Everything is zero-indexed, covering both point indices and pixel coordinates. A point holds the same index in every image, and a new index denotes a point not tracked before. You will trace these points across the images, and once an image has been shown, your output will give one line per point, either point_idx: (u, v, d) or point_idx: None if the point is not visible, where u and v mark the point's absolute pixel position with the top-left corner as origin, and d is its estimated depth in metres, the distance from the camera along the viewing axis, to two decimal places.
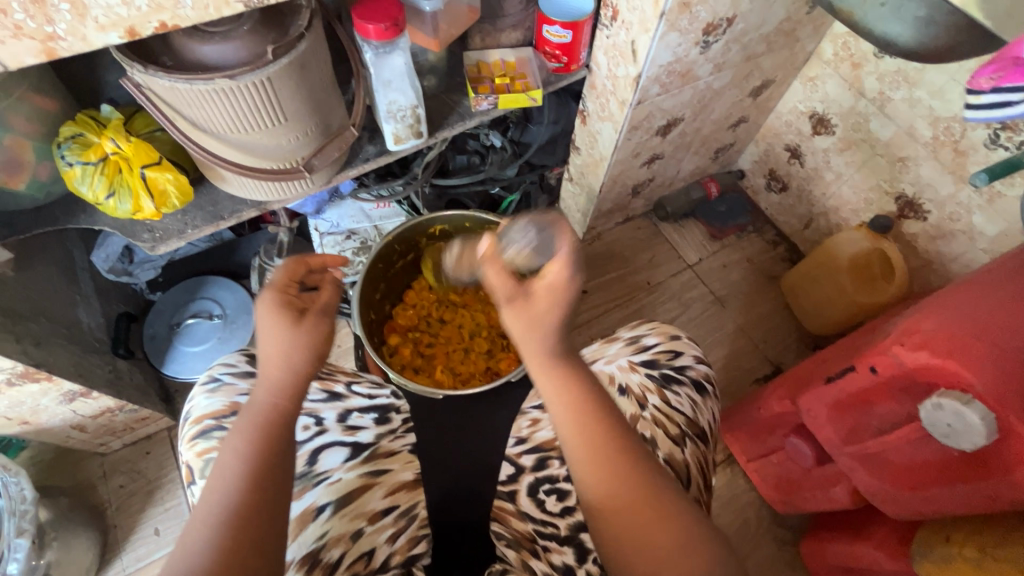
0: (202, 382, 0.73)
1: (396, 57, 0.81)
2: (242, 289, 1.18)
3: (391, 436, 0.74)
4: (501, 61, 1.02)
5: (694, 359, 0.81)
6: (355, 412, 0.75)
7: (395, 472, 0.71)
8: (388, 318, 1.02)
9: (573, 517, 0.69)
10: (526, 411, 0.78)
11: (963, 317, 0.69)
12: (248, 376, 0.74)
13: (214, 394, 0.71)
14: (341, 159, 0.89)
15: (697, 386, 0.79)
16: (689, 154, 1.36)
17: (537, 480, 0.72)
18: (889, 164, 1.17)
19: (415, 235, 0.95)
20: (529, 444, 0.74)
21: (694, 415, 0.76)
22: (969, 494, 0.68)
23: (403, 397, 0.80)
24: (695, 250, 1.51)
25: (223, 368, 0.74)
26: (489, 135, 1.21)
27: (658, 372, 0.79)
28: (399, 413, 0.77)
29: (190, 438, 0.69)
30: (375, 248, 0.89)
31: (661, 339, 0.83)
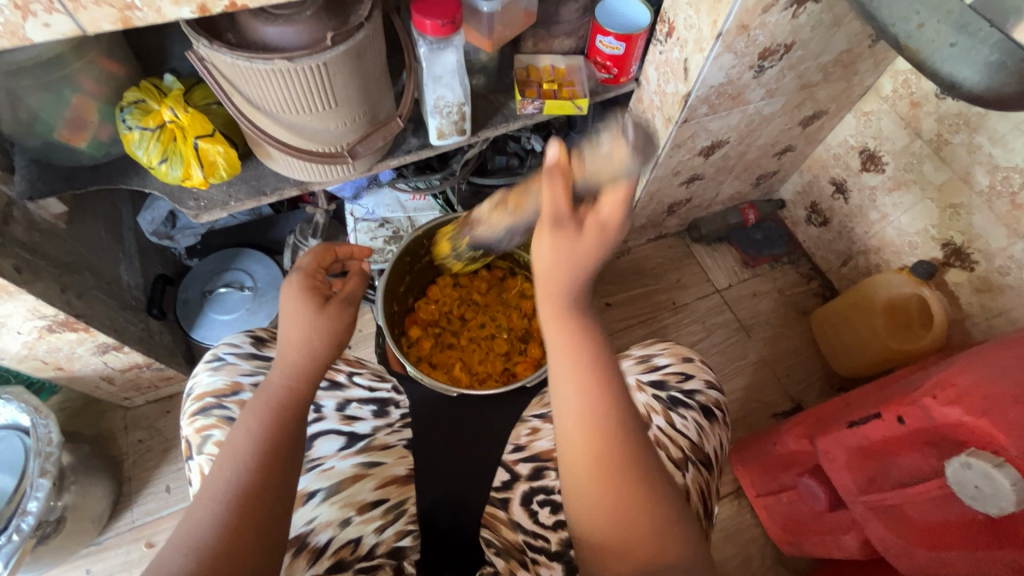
0: (206, 360, 0.75)
1: (449, 54, 0.82)
2: (275, 264, 1.21)
3: (388, 429, 0.76)
4: (551, 67, 1.02)
5: (705, 384, 0.80)
6: (354, 403, 0.77)
7: (388, 465, 0.73)
8: (410, 312, 1.03)
9: (565, 533, 0.69)
10: (527, 419, 0.79)
11: (1003, 377, 0.66)
12: (250, 358, 0.76)
13: (217, 372, 0.73)
14: (383, 149, 0.90)
15: (706, 411, 0.78)
16: (730, 178, 1.34)
17: (531, 490, 0.72)
18: (939, 209, 1.13)
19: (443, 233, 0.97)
20: (527, 453, 0.75)
21: (700, 440, 0.75)
22: (987, 562, 0.65)
23: (404, 393, 0.82)
24: (725, 275, 1.48)
25: (228, 347, 0.77)
26: (531, 139, 1.22)
27: (666, 394, 0.78)
28: (398, 408, 0.80)
29: (191, 413, 0.71)
30: (404, 243, 0.91)
31: (674, 361, 0.82)
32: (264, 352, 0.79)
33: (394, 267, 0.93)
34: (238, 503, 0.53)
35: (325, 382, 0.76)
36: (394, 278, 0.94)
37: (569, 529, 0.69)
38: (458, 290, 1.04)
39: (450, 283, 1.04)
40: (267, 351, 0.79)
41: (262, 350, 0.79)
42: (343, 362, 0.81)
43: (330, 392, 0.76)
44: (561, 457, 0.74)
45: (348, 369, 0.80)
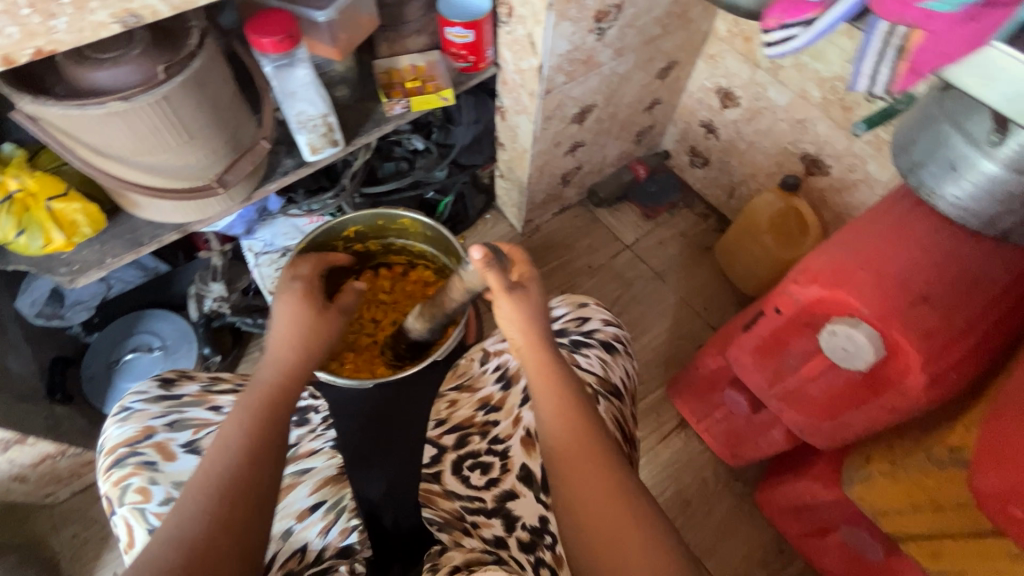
0: (113, 413, 0.73)
1: (298, 69, 0.83)
2: (181, 318, 1.17)
3: (312, 435, 0.77)
4: (411, 66, 1.05)
5: (602, 322, 0.84)
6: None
7: (319, 469, 0.73)
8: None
9: (499, 488, 0.72)
10: (444, 394, 0.82)
11: (847, 251, 0.75)
12: (160, 400, 0.74)
13: (125, 422, 0.71)
14: (257, 174, 0.90)
15: (607, 346, 0.81)
16: (612, 139, 1.42)
17: (460, 458, 0.75)
18: (790, 127, 1.25)
19: (330, 240, 0.96)
20: (449, 424, 0.78)
21: (605, 373, 0.78)
22: (872, 411, 0.74)
23: (322, 396, 0.81)
24: (632, 231, 1.56)
25: (134, 396, 0.74)
26: (412, 139, 1.24)
27: (568, 339, 0.81)
28: (319, 412, 0.79)
29: (106, 468, 0.69)
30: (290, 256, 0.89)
31: (569, 309, 0.87)
32: (175, 391, 0.76)
33: None
34: (230, 497, 0.54)
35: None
36: None
37: (502, 483, 0.73)
38: (361, 295, 1.06)
39: (353, 289, 1.06)
40: (180, 389, 0.77)
41: (173, 390, 0.76)
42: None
43: None
44: (481, 420, 0.78)
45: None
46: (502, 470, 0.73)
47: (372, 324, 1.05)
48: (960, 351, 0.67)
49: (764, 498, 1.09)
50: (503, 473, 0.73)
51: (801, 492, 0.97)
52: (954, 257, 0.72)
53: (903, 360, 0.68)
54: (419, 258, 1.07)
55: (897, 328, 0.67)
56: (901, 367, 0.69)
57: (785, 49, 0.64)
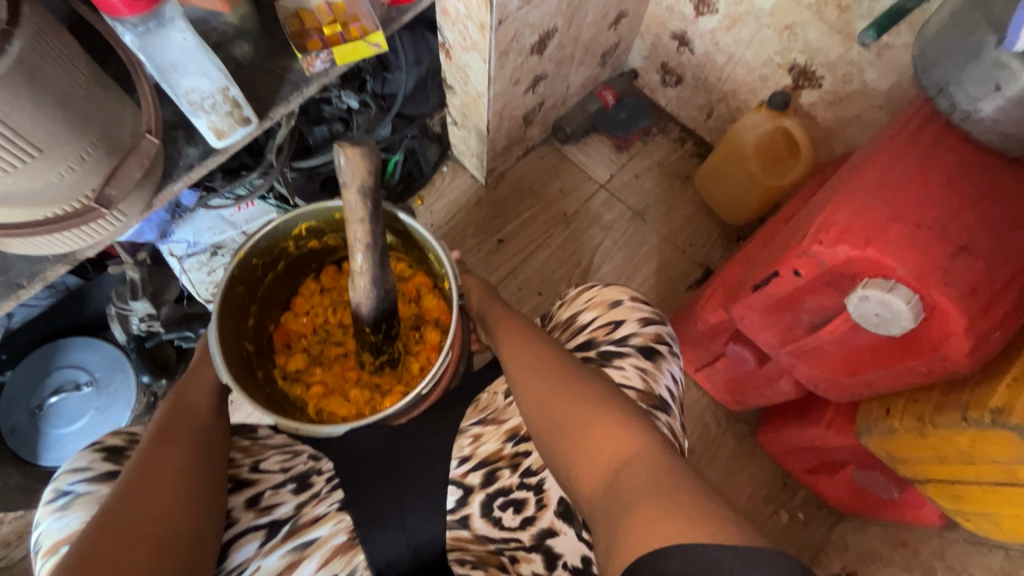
0: (48, 500, 0.59)
1: (172, 32, 0.62)
2: (108, 343, 1.01)
3: (315, 500, 0.66)
4: (326, 5, 0.82)
5: (639, 325, 0.74)
6: (270, 490, 0.66)
7: (325, 538, 0.63)
8: (279, 335, 0.86)
9: (535, 527, 0.65)
10: (466, 428, 0.71)
11: (873, 198, 0.65)
12: (109, 478, 0.60)
13: (65, 512, 0.57)
14: (154, 176, 0.70)
15: (646, 352, 0.72)
16: (575, 66, 1.24)
17: (489, 497, 0.67)
18: (777, 35, 1.09)
19: (276, 242, 0.77)
20: (474, 461, 0.68)
21: (646, 385, 0.70)
22: (900, 372, 0.68)
23: (324, 455, 0.70)
24: (605, 167, 1.42)
25: (73, 475, 0.60)
26: (342, 96, 1.01)
27: (597, 352, 0.74)
28: (322, 474, 0.68)
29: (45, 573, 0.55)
30: (227, 271, 0.71)
31: (600, 313, 0.77)
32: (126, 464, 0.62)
33: (228, 303, 0.72)
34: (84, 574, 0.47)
35: (230, 484, 0.65)
36: (236, 313, 0.75)
37: (539, 521, 0.65)
38: (327, 296, 0.89)
39: (315, 289, 0.89)
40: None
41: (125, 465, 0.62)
42: (240, 453, 0.69)
43: (236, 493, 0.65)
44: (510, 451, 0.69)
45: (251, 461, 0.68)
46: (537, 506, 0.65)
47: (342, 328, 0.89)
48: (1007, 304, 0.60)
49: (767, 441, 1.07)
50: (539, 510, 0.65)
51: (808, 438, 0.94)
52: (993, 193, 0.63)
53: (939, 322, 0.61)
54: (394, 250, 0.87)
55: (938, 289, 0.59)
56: (939, 331, 0.61)
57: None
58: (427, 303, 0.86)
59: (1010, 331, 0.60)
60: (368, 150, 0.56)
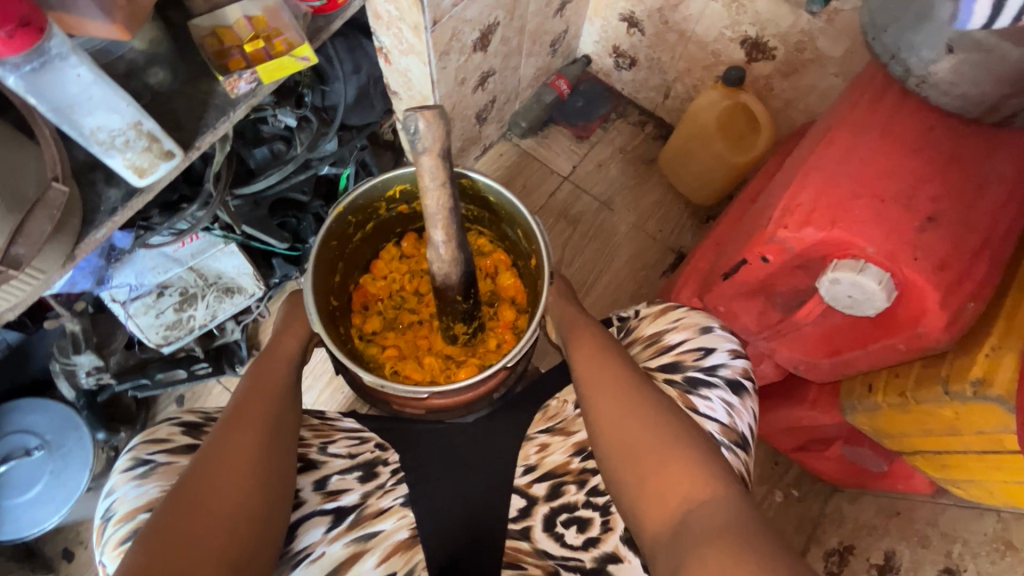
0: (125, 469, 0.56)
1: (61, 67, 0.56)
2: (58, 402, 0.94)
3: (380, 492, 0.62)
4: (245, 19, 0.76)
5: (729, 354, 0.66)
6: (336, 476, 0.62)
7: (389, 532, 0.60)
8: (355, 297, 0.73)
9: (599, 550, 0.59)
10: (532, 436, 0.67)
11: (837, 175, 0.62)
12: (189, 451, 0.59)
13: (144, 481, 0.54)
14: (71, 226, 0.65)
15: (734, 386, 0.64)
16: (523, 58, 1.19)
17: (553, 511, 0.62)
18: (725, 8, 1.06)
19: (373, 200, 0.65)
20: (540, 471, 0.64)
21: (731, 420, 0.62)
22: (880, 351, 0.66)
23: (390, 445, 0.67)
24: (567, 158, 1.38)
25: (152, 446, 0.57)
26: (279, 114, 0.94)
27: (683, 377, 0.65)
28: (387, 465, 0.65)
29: (116, 543, 0.52)
30: (323, 227, 0.60)
31: (688, 335, 0.68)
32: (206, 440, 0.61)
33: (319, 258, 0.61)
34: None
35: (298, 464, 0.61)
36: (324, 268, 0.63)
37: (602, 544, 0.59)
38: (409, 263, 0.75)
39: (397, 254, 0.75)
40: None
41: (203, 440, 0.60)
42: (308, 431, 0.66)
43: (303, 474, 0.61)
44: (578, 466, 0.64)
45: (319, 442, 0.65)
46: (604, 528, 0.60)
47: (419, 299, 0.75)
48: (981, 273, 0.58)
49: (756, 423, 1.05)
50: (605, 531, 0.59)
51: (798, 419, 0.92)
52: (958, 157, 0.61)
53: (915, 298, 0.58)
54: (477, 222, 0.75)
55: (909, 265, 0.57)
56: (914, 307, 0.59)
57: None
58: (505, 282, 0.76)
59: (984, 301, 0.59)
60: (440, 114, 0.51)
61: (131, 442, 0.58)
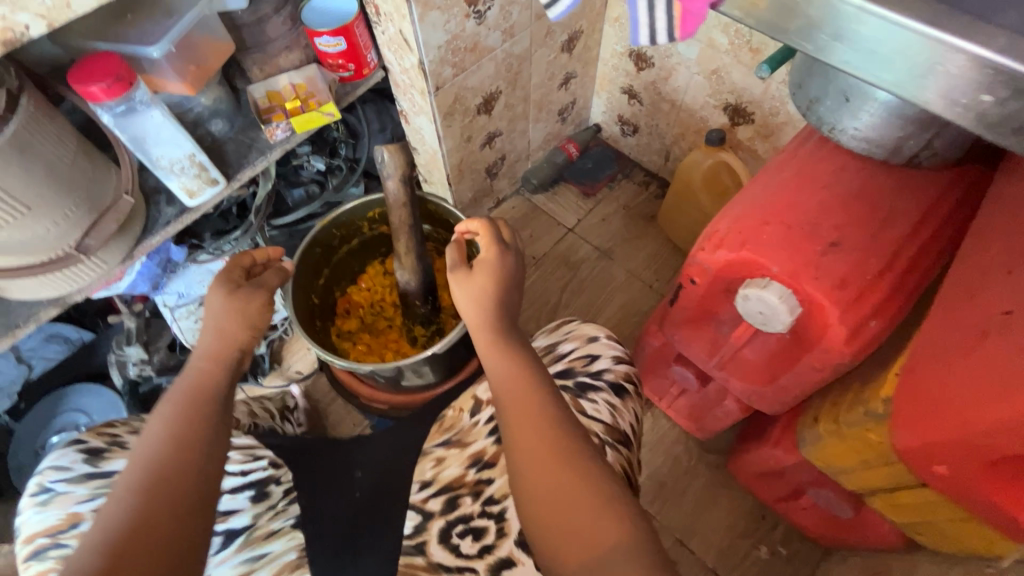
0: (31, 493, 0.58)
1: (142, 111, 0.76)
2: (108, 390, 1.12)
3: (271, 513, 0.67)
4: (290, 85, 0.99)
5: (613, 360, 0.72)
6: (227, 493, 0.66)
7: (278, 552, 0.62)
8: (339, 303, 0.85)
9: (493, 555, 0.60)
10: (430, 451, 0.72)
11: (753, 206, 0.70)
12: (88, 477, 0.58)
13: (46, 507, 0.56)
14: (132, 231, 0.84)
15: (617, 389, 0.70)
16: (531, 122, 1.36)
17: (449, 524, 0.63)
18: (707, 79, 1.19)
19: (356, 219, 0.79)
20: (435, 486, 0.67)
21: (614, 420, 0.67)
22: (806, 372, 0.69)
23: (284, 466, 0.72)
24: (573, 212, 1.50)
25: (54, 473, 0.58)
26: (312, 160, 1.16)
27: (573, 381, 0.70)
28: (279, 484, 0.70)
29: (21, 561, 0.54)
30: (309, 233, 0.73)
31: (578, 344, 0.75)
32: (103, 467, 0.60)
33: (303, 260, 0.75)
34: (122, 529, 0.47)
35: None
36: (308, 270, 0.77)
37: (498, 549, 0.60)
38: (390, 279, 0.87)
39: (381, 271, 0.87)
40: (109, 464, 0.60)
41: (102, 465, 0.60)
42: None
43: None
44: (473, 478, 0.67)
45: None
46: (497, 535, 0.62)
47: (395, 309, 0.86)
48: (881, 295, 0.62)
49: (735, 469, 1.03)
50: (500, 537, 0.61)
51: (764, 458, 0.92)
52: (863, 193, 0.67)
53: (821, 316, 0.63)
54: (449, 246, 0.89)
55: (810, 283, 0.62)
56: (821, 324, 0.63)
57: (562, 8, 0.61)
58: None
59: (888, 320, 0.62)
60: (400, 147, 0.66)
61: (41, 463, 0.60)
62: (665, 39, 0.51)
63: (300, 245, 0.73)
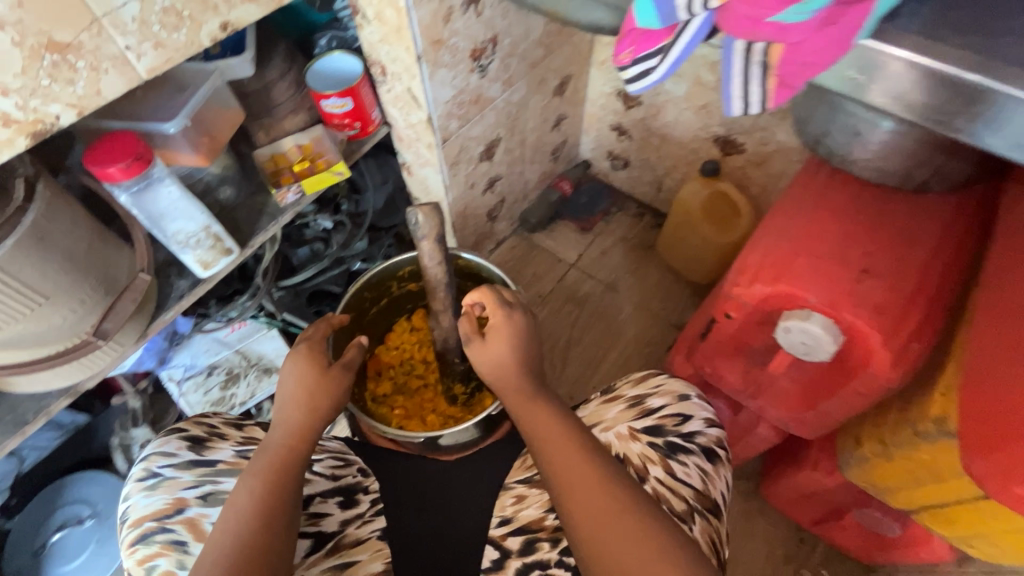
0: (139, 479, 0.63)
1: (158, 188, 0.74)
2: (111, 475, 1.04)
3: (358, 521, 0.68)
4: (296, 147, 0.97)
5: (705, 422, 0.71)
6: (318, 497, 0.67)
7: (363, 563, 0.64)
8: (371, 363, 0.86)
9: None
10: (510, 487, 0.71)
11: (779, 239, 0.72)
12: (194, 464, 0.64)
13: (153, 492, 0.61)
14: (147, 309, 0.80)
15: (709, 453, 0.69)
16: (527, 164, 1.38)
17: (526, 565, 0.64)
18: (696, 114, 1.24)
19: (385, 279, 0.82)
20: (514, 524, 0.67)
21: (705, 488, 0.67)
22: (848, 397, 0.70)
23: (372, 474, 0.73)
24: (573, 248, 1.52)
25: (162, 459, 0.64)
26: (319, 219, 1.15)
27: (664, 441, 0.70)
28: (367, 494, 0.70)
29: (129, 544, 0.59)
30: (344, 298, 0.76)
31: (668, 401, 0.73)
32: (208, 455, 0.65)
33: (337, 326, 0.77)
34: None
35: None
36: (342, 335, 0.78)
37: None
38: (418, 334, 0.89)
39: (408, 327, 0.89)
40: (213, 454, 0.66)
41: (206, 454, 0.65)
42: None
43: None
44: (552, 522, 0.66)
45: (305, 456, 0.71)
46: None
47: (426, 366, 0.87)
48: (917, 316, 0.64)
49: (770, 495, 1.02)
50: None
51: (803, 482, 0.92)
52: (882, 219, 0.70)
53: (863, 342, 0.65)
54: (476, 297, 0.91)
55: (849, 311, 0.64)
56: (864, 350, 0.65)
57: (648, 81, 0.57)
58: None
59: (927, 340, 0.64)
60: (434, 209, 0.66)
61: (145, 451, 0.65)
62: (759, 109, 0.53)
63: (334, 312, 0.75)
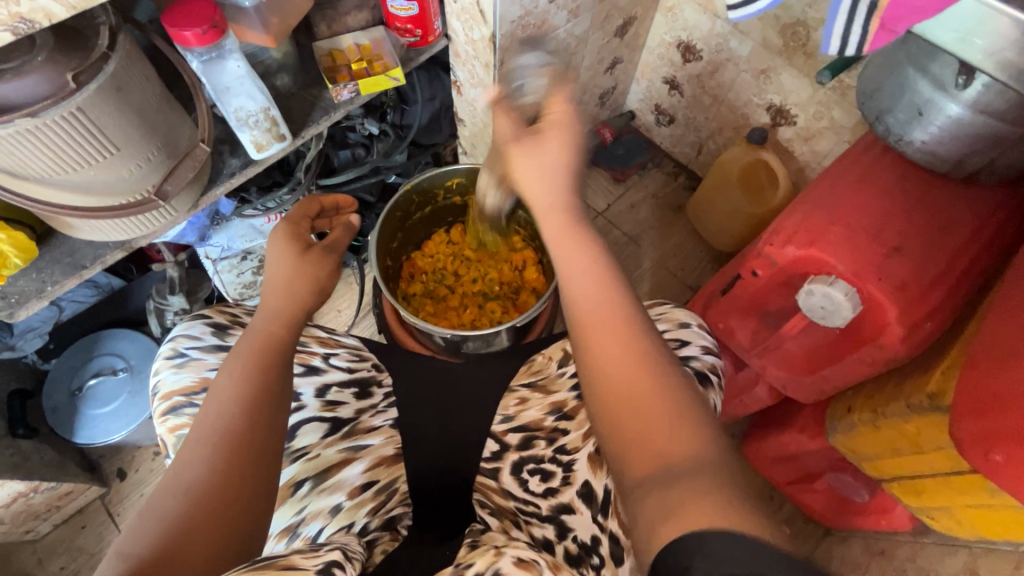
0: (166, 355, 0.67)
1: (229, 61, 0.76)
2: (144, 336, 1.12)
3: (373, 411, 0.74)
4: (355, 46, 0.97)
5: (701, 350, 0.76)
6: (335, 387, 0.72)
7: (377, 446, 0.72)
8: (407, 267, 1.00)
9: (555, 499, 0.68)
10: (515, 390, 0.76)
11: (818, 206, 0.74)
12: (218, 349, 0.68)
13: (181, 369, 0.66)
14: (201, 180, 0.83)
15: (701, 378, 0.73)
16: (574, 104, 1.37)
17: (521, 459, 0.71)
18: (754, 78, 1.22)
19: (433, 188, 0.92)
20: (516, 422, 0.73)
21: None
22: (853, 365, 0.75)
23: (385, 370, 0.78)
24: (603, 197, 1.53)
25: (188, 341, 0.68)
26: (365, 123, 1.15)
27: None
28: (381, 387, 0.76)
29: (161, 414, 0.64)
30: (393, 200, 0.85)
31: (668, 327, 0.78)
32: (230, 340, 0.70)
33: (386, 224, 0.88)
34: (208, 495, 0.51)
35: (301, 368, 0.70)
36: (389, 232, 0.90)
37: (560, 495, 0.68)
38: (452, 247, 1.00)
39: (444, 239, 1.00)
40: (235, 339, 0.70)
41: (228, 340, 0.69)
42: (314, 341, 0.75)
43: (307, 378, 0.70)
44: (550, 424, 0.72)
45: (322, 352, 0.74)
46: (563, 482, 0.68)
47: (454, 279, 0.99)
48: (937, 299, 0.68)
49: (751, 453, 1.09)
50: (563, 485, 0.68)
51: (787, 443, 0.98)
52: (923, 204, 0.72)
53: (878, 315, 0.69)
54: None
55: (873, 283, 0.68)
56: (878, 321, 0.70)
57: (749, 11, 0.59)
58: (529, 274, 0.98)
59: (941, 322, 0.69)
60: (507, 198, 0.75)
61: (173, 332, 0.69)
62: (855, 50, 0.57)
63: (384, 212, 0.86)
